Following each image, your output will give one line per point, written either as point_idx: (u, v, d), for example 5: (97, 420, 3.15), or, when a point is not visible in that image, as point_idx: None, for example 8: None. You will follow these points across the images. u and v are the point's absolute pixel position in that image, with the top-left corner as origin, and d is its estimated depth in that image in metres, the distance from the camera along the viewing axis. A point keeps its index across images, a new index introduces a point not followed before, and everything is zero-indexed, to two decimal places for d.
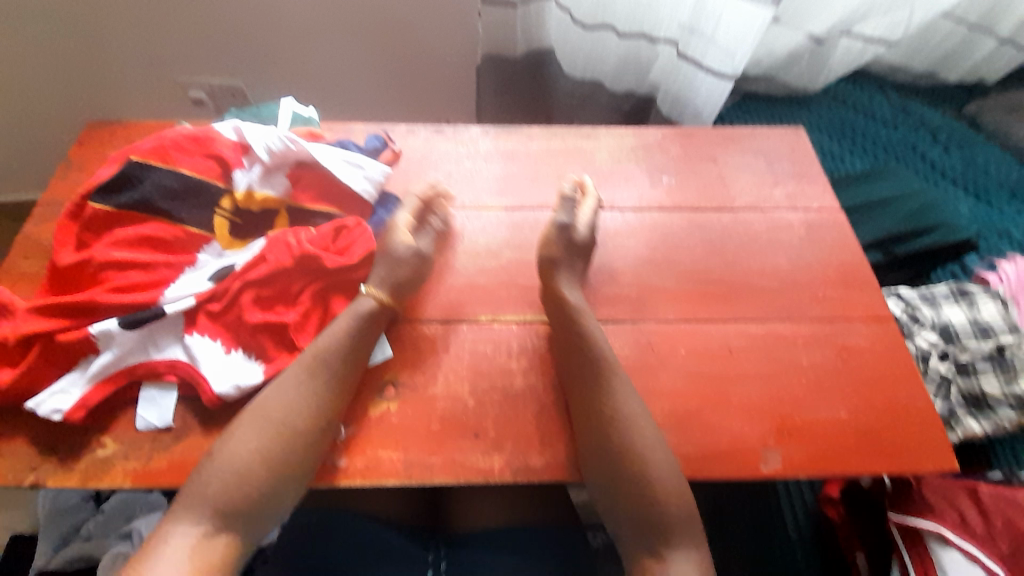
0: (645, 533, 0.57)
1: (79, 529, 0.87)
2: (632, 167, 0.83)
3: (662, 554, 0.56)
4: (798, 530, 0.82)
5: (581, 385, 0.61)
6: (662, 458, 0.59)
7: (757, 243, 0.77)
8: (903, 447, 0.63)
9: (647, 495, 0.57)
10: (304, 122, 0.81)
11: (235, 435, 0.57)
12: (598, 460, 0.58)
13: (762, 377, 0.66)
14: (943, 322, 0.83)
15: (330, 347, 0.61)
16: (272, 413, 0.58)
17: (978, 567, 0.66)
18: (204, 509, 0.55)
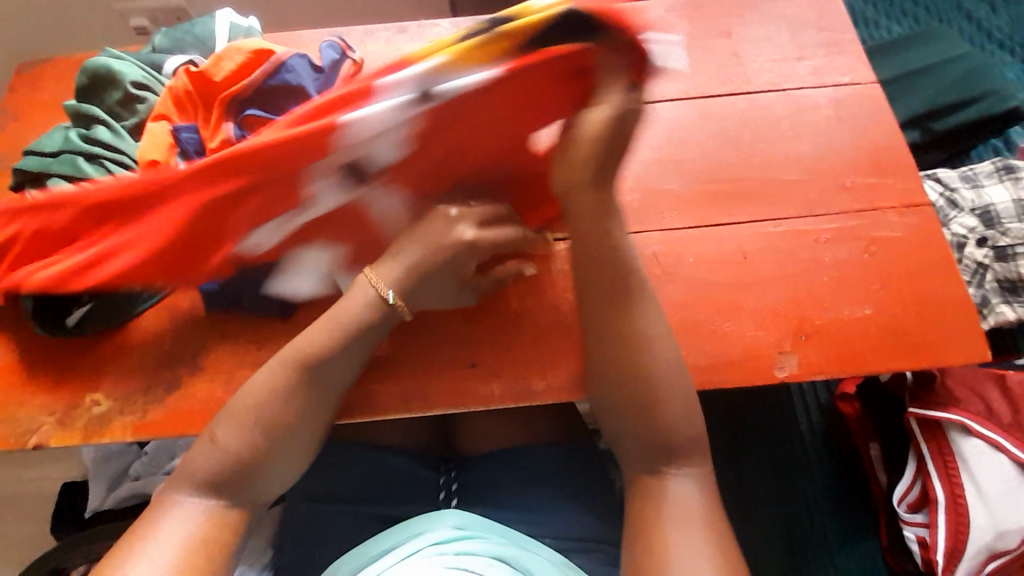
0: (641, 457, 0.55)
1: (127, 470, 0.99)
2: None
3: (667, 474, 0.53)
4: (809, 424, 0.84)
5: (600, 312, 0.57)
6: (678, 385, 0.56)
7: (779, 129, 0.71)
8: (925, 344, 0.61)
9: (655, 416, 0.55)
10: (244, 32, 0.77)
11: (240, 403, 0.55)
12: (609, 382, 0.57)
13: (778, 279, 0.64)
14: (985, 205, 0.77)
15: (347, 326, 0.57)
16: (277, 386, 0.55)
17: (1002, 455, 0.65)
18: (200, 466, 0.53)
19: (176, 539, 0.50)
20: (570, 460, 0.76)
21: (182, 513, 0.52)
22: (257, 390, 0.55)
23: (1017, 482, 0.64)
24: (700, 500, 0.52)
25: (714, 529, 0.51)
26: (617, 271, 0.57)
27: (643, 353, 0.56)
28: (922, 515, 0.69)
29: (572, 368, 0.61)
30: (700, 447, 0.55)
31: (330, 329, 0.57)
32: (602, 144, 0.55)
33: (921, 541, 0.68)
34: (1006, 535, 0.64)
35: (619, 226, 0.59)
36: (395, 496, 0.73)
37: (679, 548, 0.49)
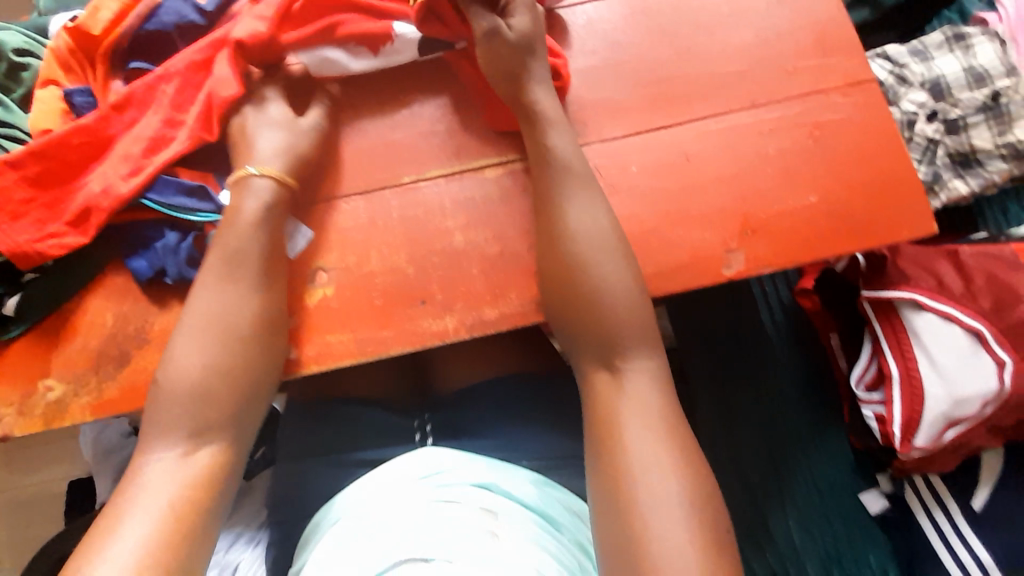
0: (592, 357, 0.56)
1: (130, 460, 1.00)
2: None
3: (617, 368, 0.54)
4: (773, 322, 0.89)
5: (541, 215, 0.60)
6: (620, 272, 0.56)
7: (718, 18, 0.67)
8: (872, 224, 0.61)
9: (597, 308, 0.55)
10: None
11: (180, 349, 0.54)
12: (555, 280, 0.58)
13: (723, 177, 0.63)
14: (935, 77, 0.76)
15: (246, 238, 0.57)
16: (209, 318, 0.55)
17: (953, 325, 0.67)
18: (171, 428, 0.52)
19: (157, 503, 0.48)
20: (542, 388, 0.78)
21: (158, 471, 0.50)
22: (194, 326, 0.55)
23: (969, 350, 0.66)
24: (653, 390, 0.53)
25: (665, 419, 0.52)
26: (552, 171, 0.59)
27: (578, 247, 0.57)
28: (879, 393, 0.71)
29: (523, 293, 0.61)
30: (652, 339, 0.55)
31: (231, 236, 0.57)
32: (503, 50, 0.61)
33: (879, 416, 0.70)
34: (962, 403, 0.65)
35: (564, 135, 0.60)
36: (375, 443, 0.74)
37: (635, 436, 0.51)
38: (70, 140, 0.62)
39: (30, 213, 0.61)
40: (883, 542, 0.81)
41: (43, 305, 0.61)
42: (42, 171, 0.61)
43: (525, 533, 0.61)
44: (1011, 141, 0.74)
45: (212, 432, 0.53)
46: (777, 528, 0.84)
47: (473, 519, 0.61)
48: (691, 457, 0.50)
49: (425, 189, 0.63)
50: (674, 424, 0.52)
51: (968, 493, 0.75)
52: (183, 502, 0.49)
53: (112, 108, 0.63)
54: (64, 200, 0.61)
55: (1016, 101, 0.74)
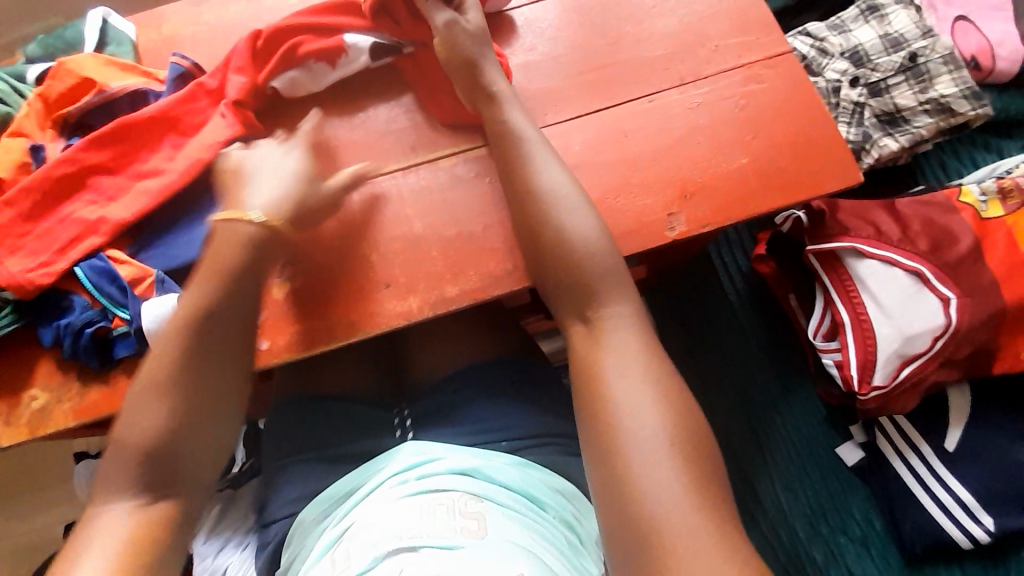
0: (569, 308, 0.55)
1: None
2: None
3: (596, 316, 0.53)
4: (736, 291, 0.93)
5: (508, 185, 0.62)
6: (590, 226, 0.56)
7: (644, 9, 0.74)
8: (801, 179, 0.65)
9: (572, 261, 0.55)
10: (120, 39, 0.76)
11: (133, 399, 0.49)
12: (529, 242, 0.59)
13: (660, 148, 0.67)
14: (854, 47, 0.81)
15: (212, 277, 0.54)
16: (200, 342, 0.51)
17: (894, 268, 0.70)
18: (128, 469, 0.46)
19: (104, 558, 0.43)
20: (512, 368, 0.80)
21: (121, 522, 0.45)
22: (178, 351, 0.51)
23: (913, 289, 0.69)
24: (630, 333, 0.52)
25: (650, 358, 0.50)
26: (511, 142, 0.62)
27: (544, 207, 0.58)
28: (836, 341, 0.73)
29: (482, 269, 0.64)
30: (625, 283, 0.55)
31: (203, 275, 0.54)
32: (453, 45, 0.66)
33: (838, 363, 0.73)
34: (911, 339, 0.68)
35: (518, 112, 0.64)
36: (356, 437, 0.76)
37: (617, 376, 0.49)
38: (60, 173, 0.65)
39: (24, 246, 0.64)
40: (861, 487, 0.84)
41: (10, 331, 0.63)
42: (36, 205, 0.65)
43: (507, 526, 0.62)
44: (934, 96, 0.78)
45: (184, 478, 0.48)
46: (766, 496, 0.86)
47: (453, 513, 0.63)
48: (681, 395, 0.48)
49: (383, 183, 0.67)
50: (660, 365, 0.50)
51: (940, 436, 0.78)
52: (131, 555, 0.43)
53: (96, 143, 0.66)
54: (55, 231, 0.64)
55: (933, 60, 0.79)
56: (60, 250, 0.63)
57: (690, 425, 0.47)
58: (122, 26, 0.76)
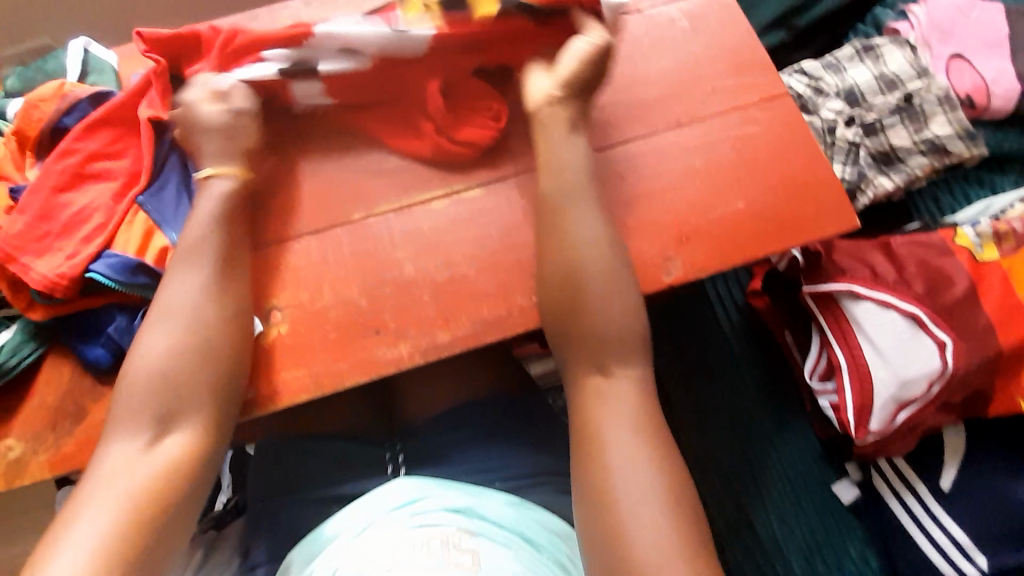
0: (581, 361, 0.57)
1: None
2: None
3: (608, 372, 0.56)
4: (731, 324, 0.92)
5: (546, 229, 0.61)
6: (619, 284, 0.58)
7: (641, 50, 0.74)
8: (798, 223, 0.65)
9: (593, 314, 0.57)
10: (99, 67, 0.74)
11: (145, 337, 0.54)
12: (557, 288, 0.59)
13: (655, 191, 0.67)
14: (848, 87, 0.82)
15: (196, 234, 0.58)
16: (181, 305, 0.55)
17: (890, 310, 0.70)
18: (134, 420, 0.51)
19: (118, 492, 0.48)
20: (505, 407, 0.79)
21: (137, 455, 0.50)
22: (163, 307, 0.55)
23: (909, 332, 0.69)
24: (638, 394, 0.55)
25: (646, 425, 0.54)
26: (561, 183, 0.61)
27: (580, 259, 0.59)
28: (832, 383, 0.73)
29: (475, 314, 0.63)
30: (643, 350, 0.58)
31: (192, 228, 0.59)
32: (585, 67, 0.64)
33: (834, 406, 0.72)
34: (908, 384, 0.67)
35: (570, 151, 0.63)
36: (344, 479, 0.74)
37: (615, 433, 0.53)
38: (61, 168, 0.62)
39: (48, 246, 0.59)
40: (857, 526, 0.82)
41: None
42: (45, 205, 0.61)
43: (503, 560, 0.61)
44: (927, 137, 0.80)
45: (190, 412, 0.53)
46: (762, 528, 0.85)
47: (448, 547, 0.61)
48: (671, 467, 0.52)
49: (374, 224, 0.66)
50: (652, 423, 0.54)
51: (935, 475, 0.75)
52: (141, 489, 0.48)
53: (76, 142, 0.63)
54: (76, 222, 0.61)
55: (928, 101, 0.80)
56: (85, 239, 0.60)
57: (681, 499, 0.50)
58: (103, 55, 0.75)
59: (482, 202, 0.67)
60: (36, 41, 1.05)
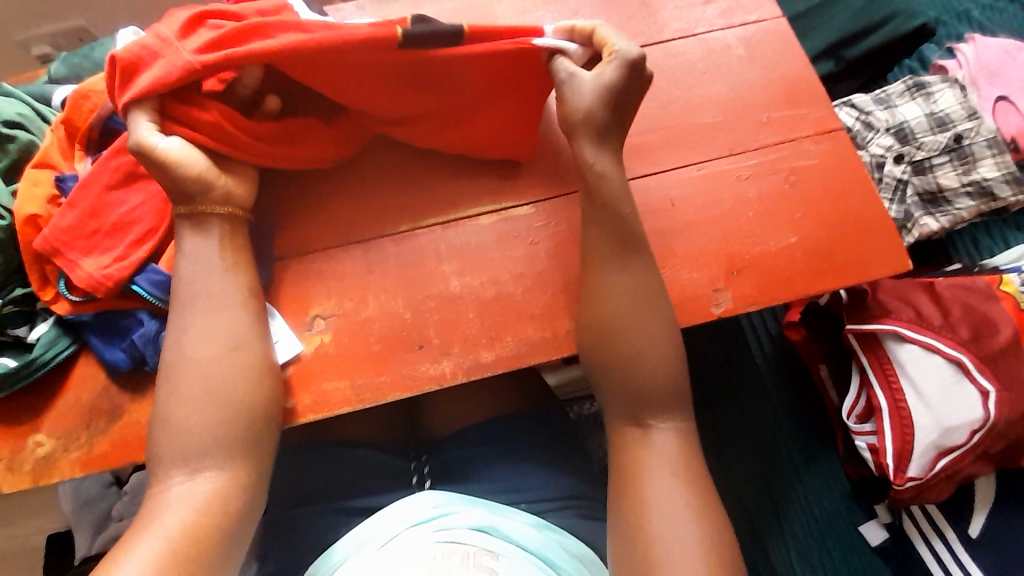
0: (624, 405, 0.57)
1: (109, 513, 0.94)
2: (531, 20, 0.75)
3: (649, 421, 0.56)
4: (763, 354, 0.91)
5: (605, 267, 0.59)
6: (659, 329, 0.57)
7: (695, 73, 0.72)
8: (851, 262, 0.64)
9: (640, 357, 0.56)
10: None
11: (175, 387, 0.53)
12: (601, 327, 0.58)
13: (707, 220, 0.65)
14: (899, 124, 0.81)
15: (201, 277, 0.56)
16: (201, 355, 0.54)
17: (934, 355, 0.70)
18: (176, 462, 0.52)
19: (176, 522, 0.50)
20: (538, 427, 0.77)
21: (180, 495, 0.51)
22: (189, 357, 0.54)
23: (953, 380, 0.69)
24: (681, 446, 0.55)
25: (691, 476, 0.54)
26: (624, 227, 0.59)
27: (631, 303, 0.57)
28: (871, 424, 0.73)
29: (519, 335, 0.62)
30: (685, 399, 0.57)
31: (195, 264, 0.57)
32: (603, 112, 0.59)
33: (872, 447, 0.72)
34: (950, 432, 0.68)
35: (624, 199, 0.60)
36: (361, 492, 0.72)
37: (661, 486, 0.53)
38: (111, 165, 0.60)
39: (97, 245, 0.59)
40: (882, 568, 0.83)
41: (22, 375, 0.59)
42: (97, 202, 0.60)
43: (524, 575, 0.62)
44: (975, 179, 0.79)
45: (225, 452, 0.53)
46: (779, 561, 0.84)
47: (467, 565, 0.62)
48: (712, 517, 0.52)
49: (421, 236, 0.65)
50: (697, 480, 0.54)
51: (965, 521, 0.74)
52: (192, 527, 0.50)
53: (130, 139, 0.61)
54: (125, 224, 0.60)
55: (978, 143, 0.80)
56: (134, 242, 0.59)
57: (720, 546, 0.51)
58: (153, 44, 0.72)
59: (532, 220, 0.66)
60: (73, 21, 1.04)
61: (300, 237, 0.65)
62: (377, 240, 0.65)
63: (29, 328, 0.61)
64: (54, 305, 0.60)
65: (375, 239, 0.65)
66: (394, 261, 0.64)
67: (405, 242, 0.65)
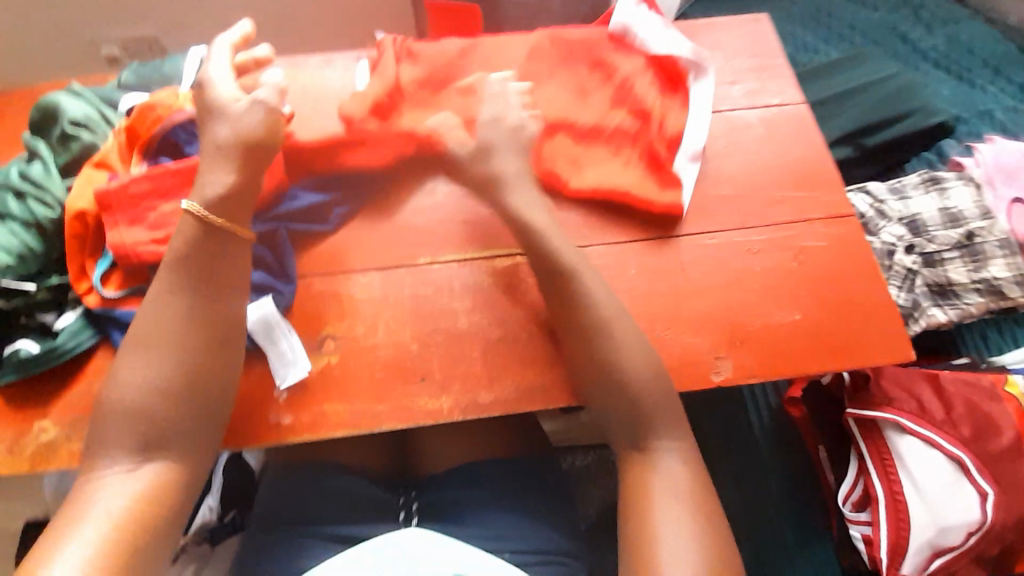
0: (625, 438, 0.60)
1: None
2: (559, 78, 0.78)
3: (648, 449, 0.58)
4: (762, 428, 0.90)
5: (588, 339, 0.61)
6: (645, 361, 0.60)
7: (715, 147, 0.76)
8: (854, 346, 0.65)
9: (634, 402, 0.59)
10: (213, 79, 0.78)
11: (127, 363, 0.55)
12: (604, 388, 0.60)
13: (714, 287, 0.67)
14: (912, 215, 0.83)
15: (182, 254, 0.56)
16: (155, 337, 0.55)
17: (931, 447, 0.69)
18: (127, 445, 0.53)
19: (101, 522, 0.49)
20: (527, 475, 0.77)
21: (112, 484, 0.52)
22: (142, 335, 0.55)
23: (954, 479, 0.68)
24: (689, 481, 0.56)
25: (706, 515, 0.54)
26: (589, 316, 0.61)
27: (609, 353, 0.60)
28: (866, 514, 0.72)
29: (519, 380, 0.63)
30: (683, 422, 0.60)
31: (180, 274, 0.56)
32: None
33: (866, 538, 0.71)
34: (946, 531, 0.67)
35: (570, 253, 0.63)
36: (344, 519, 0.72)
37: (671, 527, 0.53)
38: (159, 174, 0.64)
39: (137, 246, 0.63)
40: None
41: (41, 360, 0.62)
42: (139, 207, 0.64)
43: None
44: (985, 277, 0.80)
45: (169, 443, 0.54)
46: None
47: None
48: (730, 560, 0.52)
49: (436, 272, 0.68)
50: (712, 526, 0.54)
51: None
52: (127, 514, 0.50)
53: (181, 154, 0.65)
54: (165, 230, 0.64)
55: (989, 242, 0.81)
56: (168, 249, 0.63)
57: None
58: (216, 68, 0.80)
59: None
60: (142, 31, 1.13)
61: (321, 259, 0.68)
62: (393, 271, 0.68)
63: (56, 316, 0.64)
64: (85, 297, 0.63)
65: (392, 269, 0.68)
66: (405, 293, 0.67)
67: (421, 277, 0.67)
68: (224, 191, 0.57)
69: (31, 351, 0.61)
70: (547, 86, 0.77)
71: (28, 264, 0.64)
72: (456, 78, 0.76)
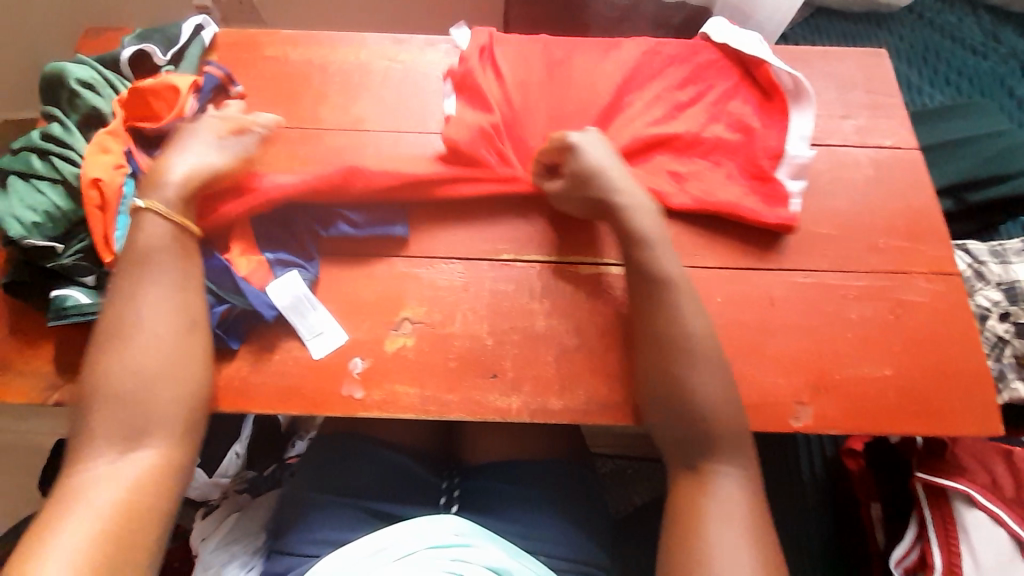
0: (680, 460, 0.57)
1: None
2: (661, 89, 0.76)
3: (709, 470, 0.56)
4: (812, 475, 0.87)
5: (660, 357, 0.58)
6: (721, 389, 0.58)
7: (818, 182, 0.73)
8: (942, 412, 0.62)
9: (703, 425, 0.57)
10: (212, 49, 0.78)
11: (106, 362, 0.55)
12: (668, 408, 0.58)
13: (802, 329, 0.65)
14: (1012, 281, 0.79)
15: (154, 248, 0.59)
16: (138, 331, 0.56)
17: (998, 525, 0.66)
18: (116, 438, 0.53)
19: (93, 516, 0.50)
20: (575, 484, 0.76)
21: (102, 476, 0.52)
22: (121, 327, 0.57)
23: (1009, 557, 0.65)
24: (748, 509, 0.54)
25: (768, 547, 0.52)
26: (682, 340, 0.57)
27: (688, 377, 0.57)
28: None
29: (591, 392, 0.62)
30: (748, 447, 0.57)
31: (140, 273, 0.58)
32: None
33: None
34: None
35: (664, 263, 0.61)
36: (387, 497, 0.72)
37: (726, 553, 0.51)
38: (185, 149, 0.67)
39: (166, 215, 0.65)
40: None
41: None
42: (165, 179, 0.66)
43: None
44: None
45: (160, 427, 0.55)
46: None
47: None
48: None
49: (518, 269, 0.67)
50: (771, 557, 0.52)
51: None
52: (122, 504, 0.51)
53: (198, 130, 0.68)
54: None
55: None
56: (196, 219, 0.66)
57: None
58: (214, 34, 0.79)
59: None
60: None
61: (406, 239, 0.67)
62: (478, 262, 0.67)
63: None
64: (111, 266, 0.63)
65: (474, 260, 0.67)
66: (485, 287, 0.66)
67: (503, 272, 0.66)
68: (178, 186, 0.60)
69: (78, 302, 0.63)
70: (652, 97, 0.75)
71: (55, 224, 0.65)
72: (561, 79, 0.75)
